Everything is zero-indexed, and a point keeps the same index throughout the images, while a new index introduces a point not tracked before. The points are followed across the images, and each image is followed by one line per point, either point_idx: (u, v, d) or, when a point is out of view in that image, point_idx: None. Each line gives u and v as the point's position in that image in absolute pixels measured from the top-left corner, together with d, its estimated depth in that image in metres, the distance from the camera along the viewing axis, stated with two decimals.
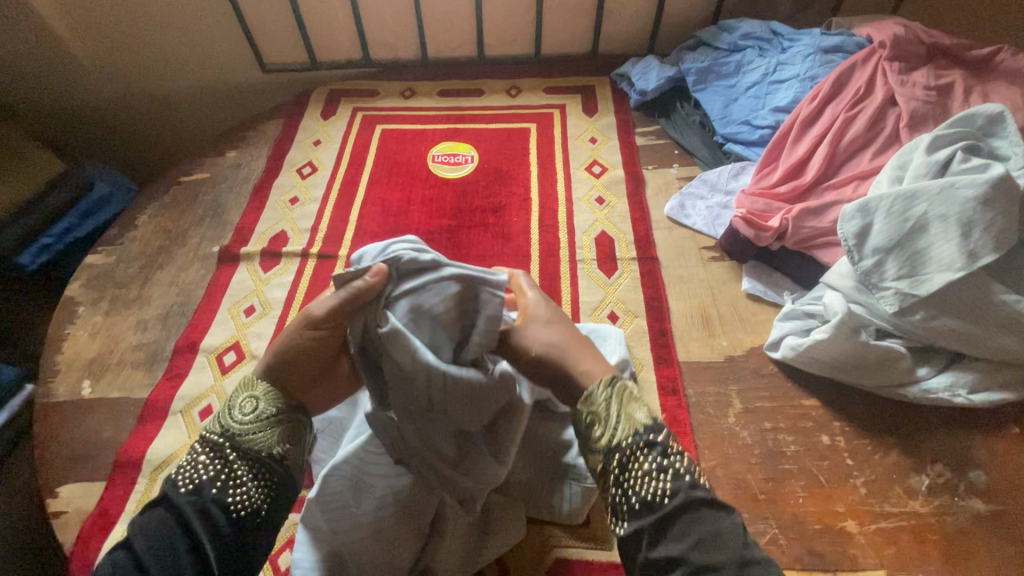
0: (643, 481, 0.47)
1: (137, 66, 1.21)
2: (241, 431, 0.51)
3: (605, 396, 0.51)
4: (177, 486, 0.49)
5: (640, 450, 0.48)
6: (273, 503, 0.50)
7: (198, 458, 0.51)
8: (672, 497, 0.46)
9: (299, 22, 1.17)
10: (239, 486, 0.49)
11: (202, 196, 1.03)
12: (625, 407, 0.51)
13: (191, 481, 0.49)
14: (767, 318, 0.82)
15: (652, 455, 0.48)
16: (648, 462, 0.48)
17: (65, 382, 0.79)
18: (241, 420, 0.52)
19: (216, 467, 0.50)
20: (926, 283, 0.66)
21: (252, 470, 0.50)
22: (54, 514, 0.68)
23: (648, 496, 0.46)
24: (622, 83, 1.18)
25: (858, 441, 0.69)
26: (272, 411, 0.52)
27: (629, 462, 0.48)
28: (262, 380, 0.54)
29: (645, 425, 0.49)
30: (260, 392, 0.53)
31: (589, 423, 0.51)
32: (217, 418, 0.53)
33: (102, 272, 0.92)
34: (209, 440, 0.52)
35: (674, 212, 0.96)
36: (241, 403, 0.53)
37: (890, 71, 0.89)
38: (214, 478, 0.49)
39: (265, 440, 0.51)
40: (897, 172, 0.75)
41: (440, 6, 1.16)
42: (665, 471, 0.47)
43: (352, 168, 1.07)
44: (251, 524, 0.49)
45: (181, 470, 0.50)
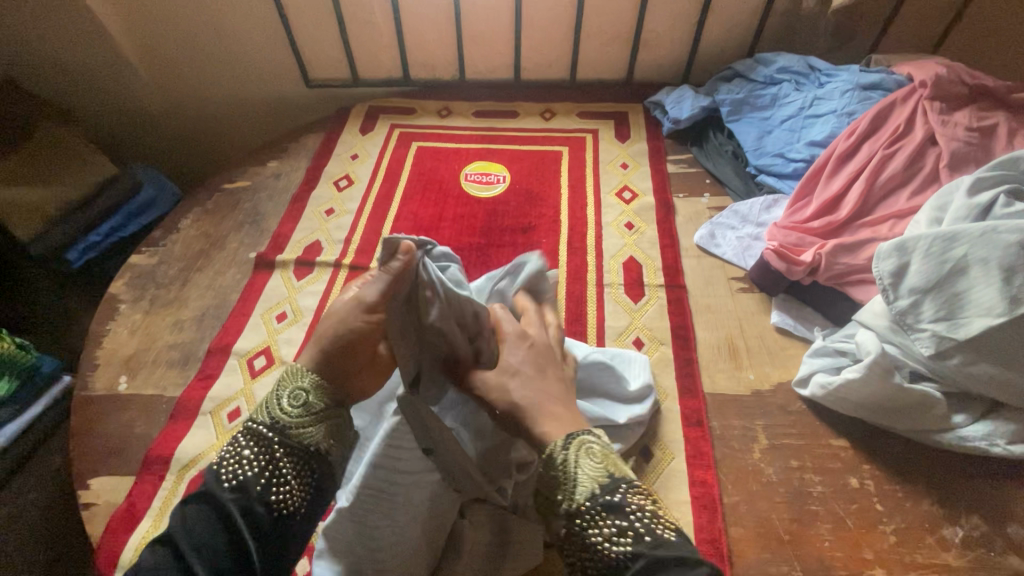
0: (603, 547, 0.44)
1: (191, 77, 1.27)
2: (290, 425, 0.51)
3: (561, 457, 0.47)
4: (221, 481, 0.48)
5: (599, 514, 0.44)
6: (311, 503, 0.50)
7: (242, 451, 0.50)
8: (633, 561, 0.42)
9: (344, 41, 1.21)
10: (284, 484, 0.49)
11: (242, 204, 1.06)
12: (582, 468, 0.46)
13: (235, 476, 0.48)
14: (796, 353, 0.81)
15: (610, 518, 0.44)
16: (607, 527, 0.44)
17: (104, 376, 0.82)
18: (290, 412, 0.51)
19: (261, 462, 0.49)
20: (965, 326, 0.64)
21: (296, 466, 0.50)
22: (84, 505, 0.70)
23: (611, 562, 0.43)
24: (656, 110, 1.19)
25: (889, 486, 0.67)
26: (321, 406, 0.52)
27: (588, 528, 0.44)
28: (308, 373, 0.54)
29: (603, 485, 0.45)
30: (309, 386, 0.53)
31: (549, 486, 0.47)
32: (262, 408, 0.53)
33: (144, 272, 0.95)
34: (255, 433, 0.51)
35: (704, 241, 0.95)
36: (288, 394, 0.52)
37: (931, 110, 0.88)
38: (259, 474, 0.48)
39: (311, 435, 0.51)
40: (937, 212, 0.74)
41: (481, 31, 1.20)
42: (625, 534, 0.43)
43: (387, 183, 1.10)
44: (290, 523, 0.49)
45: (225, 462, 0.49)
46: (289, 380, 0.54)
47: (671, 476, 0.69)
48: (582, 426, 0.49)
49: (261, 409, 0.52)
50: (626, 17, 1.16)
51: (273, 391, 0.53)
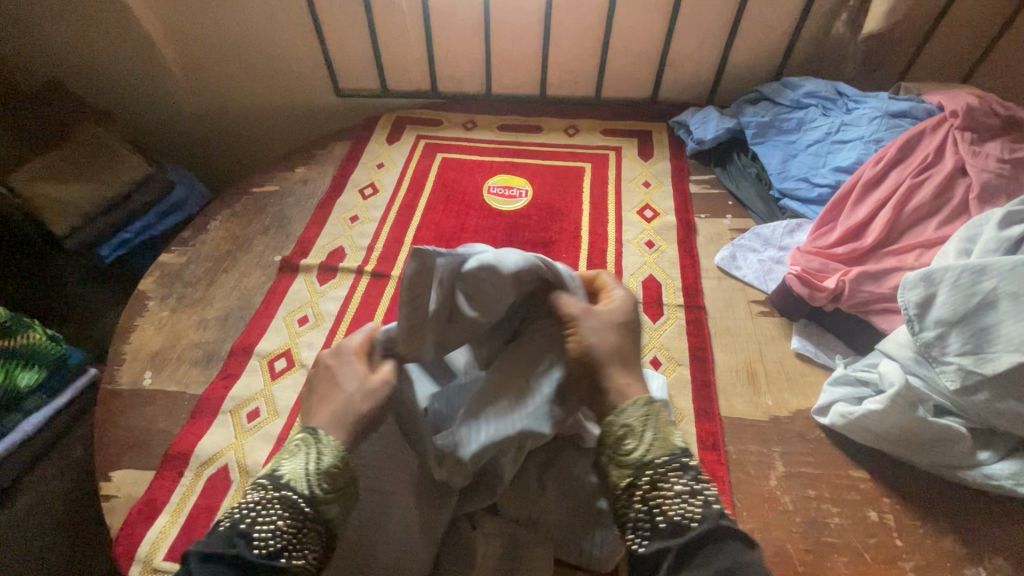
0: (672, 503, 0.45)
1: (227, 84, 1.32)
2: (326, 498, 0.46)
3: (641, 412, 0.48)
4: (252, 546, 0.43)
5: (671, 471, 0.46)
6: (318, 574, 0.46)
7: (272, 517, 0.44)
8: (700, 523, 0.43)
9: (376, 53, 1.24)
10: (302, 558, 0.44)
11: (270, 207, 1.09)
12: (659, 427, 0.48)
13: (264, 543, 0.43)
14: (816, 380, 0.80)
15: (684, 477, 0.45)
16: (678, 485, 0.45)
17: (129, 371, 0.84)
18: (326, 484, 0.47)
19: (290, 533, 0.44)
20: (993, 361, 0.63)
21: (320, 541, 0.46)
22: (104, 497, 0.71)
23: (676, 519, 0.44)
24: (680, 130, 1.20)
25: (909, 521, 0.66)
26: (350, 481, 0.49)
27: (658, 481, 0.46)
28: (340, 442, 0.49)
29: (680, 448, 0.47)
30: (345, 459, 0.48)
31: (619, 436, 0.48)
32: (300, 469, 0.47)
33: (173, 271, 0.98)
34: (291, 499, 0.45)
35: (725, 262, 0.95)
36: (320, 463, 0.47)
37: (961, 141, 0.87)
38: (285, 546, 0.44)
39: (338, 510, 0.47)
40: (966, 244, 0.73)
41: (509, 47, 1.22)
42: (696, 496, 0.44)
43: (411, 192, 1.11)
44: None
45: (259, 525, 0.44)
46: (328, 444, 0.49)
47: None
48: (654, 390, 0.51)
49: (292, 469, 0.47)
50: (653, 37, 1.18)
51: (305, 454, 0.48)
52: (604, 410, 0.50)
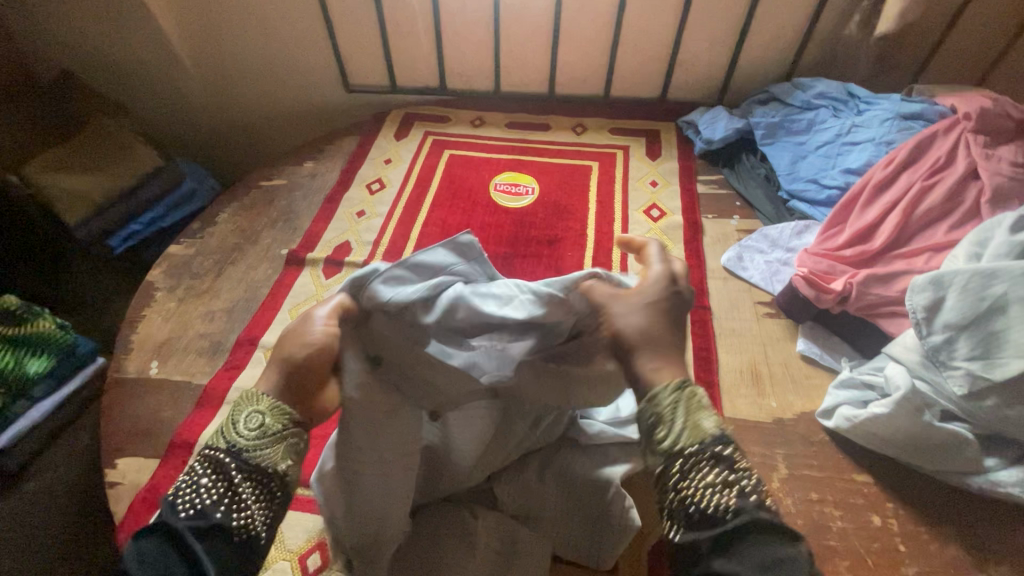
0: (704, 494, 0.41)
1: (239, 79, 1.32)
2: (249, 447, 0.44)
3: (672, 398, 0.44)
4: (174, 511, 0.41)
5: (703, 461, 0.42)
6: (271, 528, 0.44)
7: (197, 479, 0.43)
8: (735, 517, 0.40)
9: (385, 49, 1.25)
10: (244, 511, 0.42)
11: (278, 201, 1.10)
12: (689, 410, 0.44)
13: (190, 505, 0.41)
14: (821, 383, 0.79)
15: (717, 468, 0.42)
16: (712, 475, 0.42)
17: (136, 360, 0.85)
18: (247, 433, 0.44)
19: (219, 489, 0.42)
20: (1002, 367, 0.62)
21: (256, 489, 0.44)
22: (110, 483, 0.72)
23: (709, 510, 0.41)
24: (689, 130, 1.20)
25: (913, 526, 0.65)
26: (279, 426, 0.46)
27: (689, 470, 0.42)
28: (264, 393, 0.47)
29: (715, 436, 0.43)
30: (268, 404, 0.46)
31: (650, 420, 0.45)
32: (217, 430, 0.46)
33: (181, 262, 0.99)
34: (209, 455, 0.44)
35: (731, 263, 0.95)
36: (244, 415, 0.46)
37: (974, 144, 0.86)
38: (218, 502, 0.42)
39: (270, 456, 0.45)
40: (976, 248, 0.72)
41: (518, 45, 1.22)
42: (730, 487, 0.41)
43: (418, 188, 1.12)
44: (253, 553, 0.42)
45: (176, 489, 0.42)
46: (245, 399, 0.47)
47: None
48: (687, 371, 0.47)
49: (217, 433, 0.45)
50: (663, 36, 1.17)
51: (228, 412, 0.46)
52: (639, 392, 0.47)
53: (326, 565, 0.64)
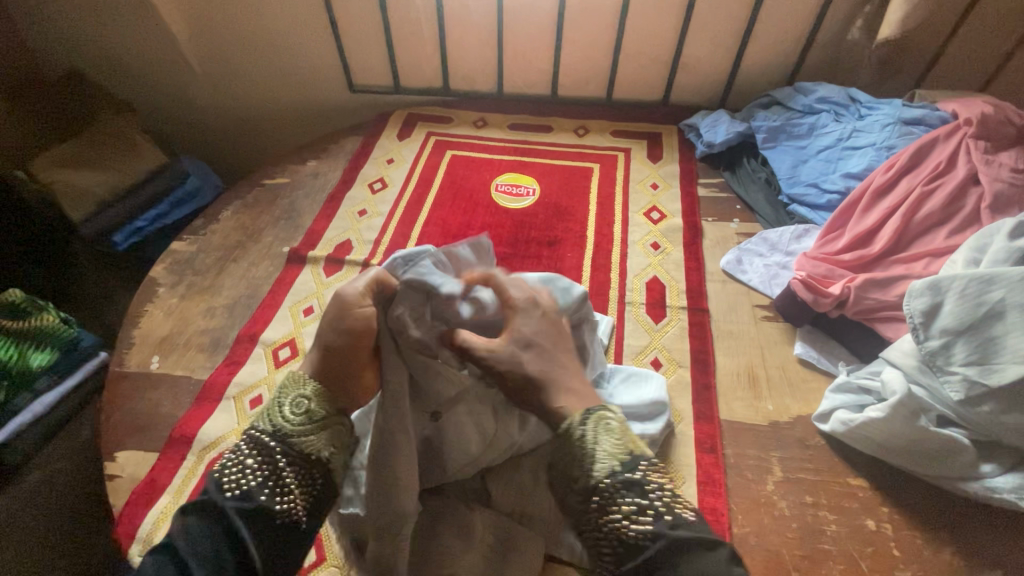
0: (622, 524, 0.46)
1: (243, 78, 1.34)
2: (293, 432, 0.53)
3: (583, 434, 0.51)
4: (224, 489, 0.49)
5: (619, 492, 0.48)
6: (311, 512, 0.51)
7: (245, 461, 0.51)
8: (654, 541, 0.45)
9: (389, 50, 1.26)
10: (286, 493, 0.50)
11: (280, 199, 1.10)
12: (599, 442, 0.50)
13: (237, 486, 0.49)
14: (818, 387, 0.79)
15: (631, 496, 0.47)
16: (627, 504, 0.47)
17: (137, 355, 0.85)
18: (292, 419, 0.53)
19: (264, 471, 0.50)
20: (999, 373, 0.62)
21: (296, 473, 0.51)
22: (109, 476, 0.73)
23: (630, 538, 0.46)
24: (690, 133, 1.20)
25: (907, 531, 0.65)
26: (321, 414, 0.54)
27: (608, 504, 0.48)
28: (310, 380, 0.56)
29: (625, 463, 0.49)
30: (311, 391, 0.55)
31: (568, 463, 0.51)
32: (265, 417, 0.54)
33: (183, 259, 0.99)
34: (258, 440, 0.53)
35: (730, 266, 0.95)
36: (290, 402, 0.55)
37: (974, 149, 0.86)
38: (262, 484, 0.50)
39: (312, 443, 0.53)
40: (975, 253, 0.72)
41: (521, 47, 1.23)
42: (646, 511, 0.46)
43: (420, 188, 1.12)
44: (292, 530, 0.49)
45: (228, 470, 0.51)
46: (290, 387, 0.56)
47: None
48: (594, 403, 0.54)
49: (265, 419, 0.54)
50: (665, 39, 1.17)
51: (277, 400, 0.55)
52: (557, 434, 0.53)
53: (322, 560, 0.65)
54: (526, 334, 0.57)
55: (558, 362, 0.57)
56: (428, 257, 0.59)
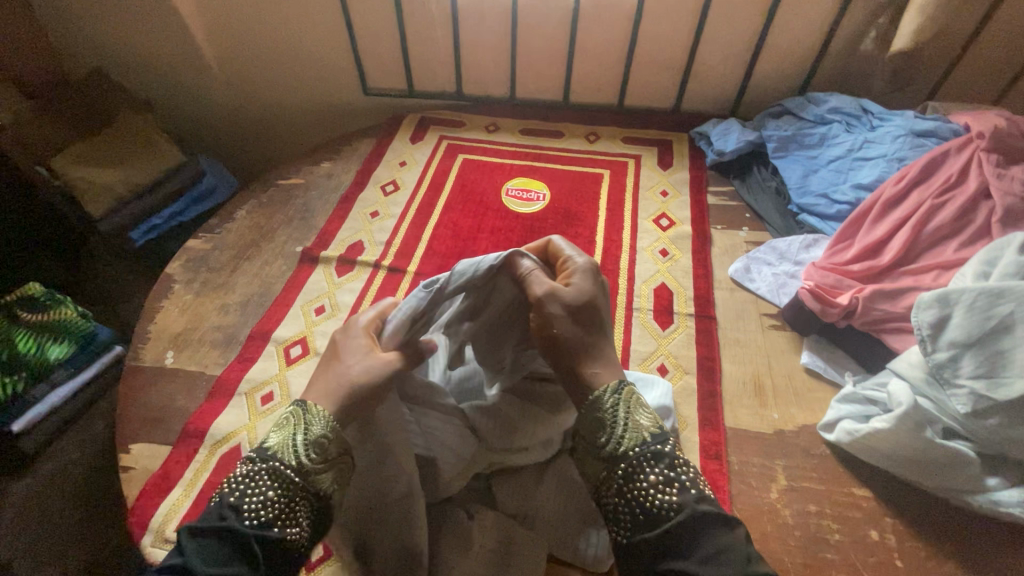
0: (648, 492, 0.48)
1: (260, 79, 1.36)
2: (313, 467, 0.51)
3: (612, 402, 0.53)
4: (242, 517, 0.47)
5: (645, 462, 0.50)
6: (311, 546, 0.51)
7: (267, 492, 0.49)
8: (677, 511, 0.46)
9: (404, 54, 1.27)
10: (298, 527, 0.50)
11: (294, 200, 1.12)
12: (632, 414, 0.53)
13: (257, 516, 0.48)
14: (824, 397, 0.79)
15: (658, 467, 0.49)
16: (653, 474, 0.49)
17: (152, 350, 0.87)
18: (313, 456, 0.52)
19: (283, 505, 0.49)
20: (1006, 386, 0.62)
21: (309, 509, 0.51)
22: (123, 468, 0.74)
23: (654, 507, 0.47)
24: (701, 141, 1.20)
25: (911, 542, 0.65)
26: (340, 452, 0.53)
27: (634, 473, 0.49)
28: (332, 416, 0.54)
29: (653, 436, 0.51)
30: (330, 430, 0.53)
31: (596, 428, 0.53)
32: (282, 445, 0.52)
33: (199, 256, 1.01)
34: (279, 471, 0.50)
35: (739, 274, 0.95)
36: (312, 435, 0.52)
37: (986, 163, 0.86)
38: (281, 517, 0.49)
39: (327, 481, 0.52)
40: (985, 267, 0.72)
41: (534, 53, 1.24)
42: (670, 484, 0.48)
43: (431, 191, 1.14)
44: (298, 563, 0.49)
45: (247, 497, 0.49)
46: (312, 418, 0.54)
47: None
48: (625, 376, 0.56)
49: (284, 448, 0.52)
50: (678, 47, 1.18)
51: (297, 429, 0.53)
52: (587, 399, 0.55)
53: (328, 556, 0.66)
54: (586, 291, 0.58)
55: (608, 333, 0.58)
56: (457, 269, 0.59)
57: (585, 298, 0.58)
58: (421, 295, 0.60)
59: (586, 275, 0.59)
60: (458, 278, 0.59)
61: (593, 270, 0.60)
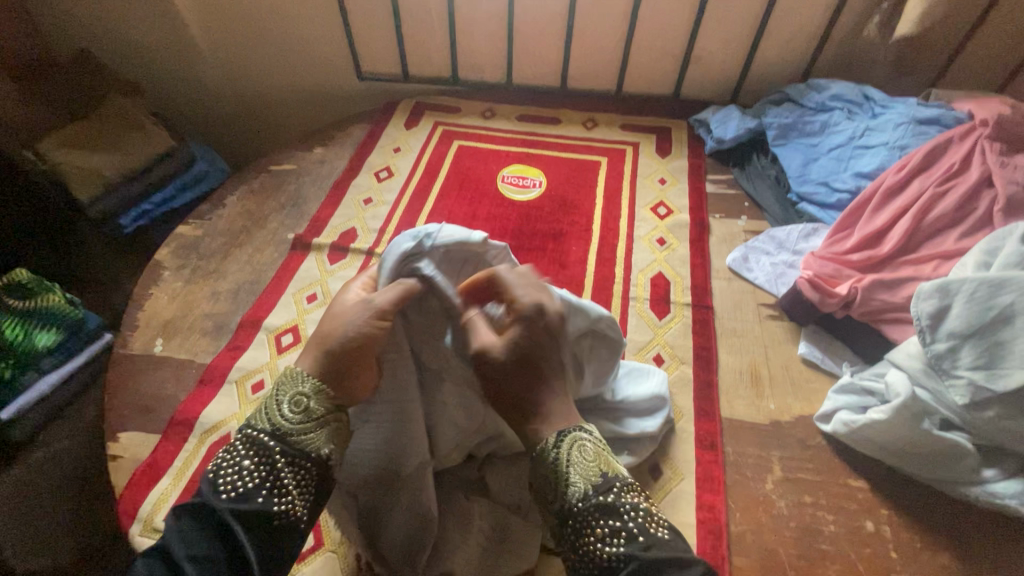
0: (597, 547, 0.47)
1: (252, 62, 1.33)
2: (291, 431, 0.51)
3: (555, 456, 0.51)
4: (218, 491, 0.48)
5: (592, 515, 0.48)
6: (309, 512, 0.51)
7: (243, 462, 0.49)
8: (625, 563, 0.45)
9: (398, 39, 1.25)
10: (285, 494, 0.49)
11: (286, 186, 1.10)
12: (574, 465, 0.51)
13: (234, 487, 0.48)
14: (821, 387, 0.79)
15: (604, 518, 0.48)
16: (601, 527, 0.47)
17: (141, 338, 0.86)
18: (290, 419, 0.52)
19: (262, 473, 0.49)
20: (1005, 378, 0.61)
21: (296, 472, 0.50)
22: (111, 457, 0.73)
23: (604, 563, 0.46)
24: (700, 128, 1.19)
25: (906, 534, 0.65)
26: (322, 411, 0.53)
27: (582, 528, 0.48)
28: (308, 377, 0.54)
29: (597, 486, 0.49)
30: (310, 390, 0.53)
31: (546, 485, 0.52)
32: (261, 413, 0.53)
33: (189, 243, 1.00)
34: (254, 440, 0.51)
35: (737, 263, 0.94)
36: (289, 400, 0.52)
37: (990, 151, 0.84)
38: (260, 485, 0.48)
39: (312, 441, 0.52)
40: (986, 256, 0.71)
41: (532, 37, 1.21)
42: (618, 535, 0.46)
43: (426, 177, 1.12)
44: (295, 530, 0.49)
45: (222, 470, 0.49)
46: (289, 382, 0.54)
47: (679, 496, 0.68)
48: (573, 423, 0.54)
49: (262, 417, 0.52)
50: (678, 32, 1.16)
51: (274, 397, 0.53)
52: (534, 453, 0.53)
53: (319, 545, 0.64)
54: (518, 347, 0.54)
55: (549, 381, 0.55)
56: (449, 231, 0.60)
57: (517, 355, 0.54)
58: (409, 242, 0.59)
59: (522, 323, 0.55)
60: (446, 236, 0.60)
61: (534, 317, 0.55)
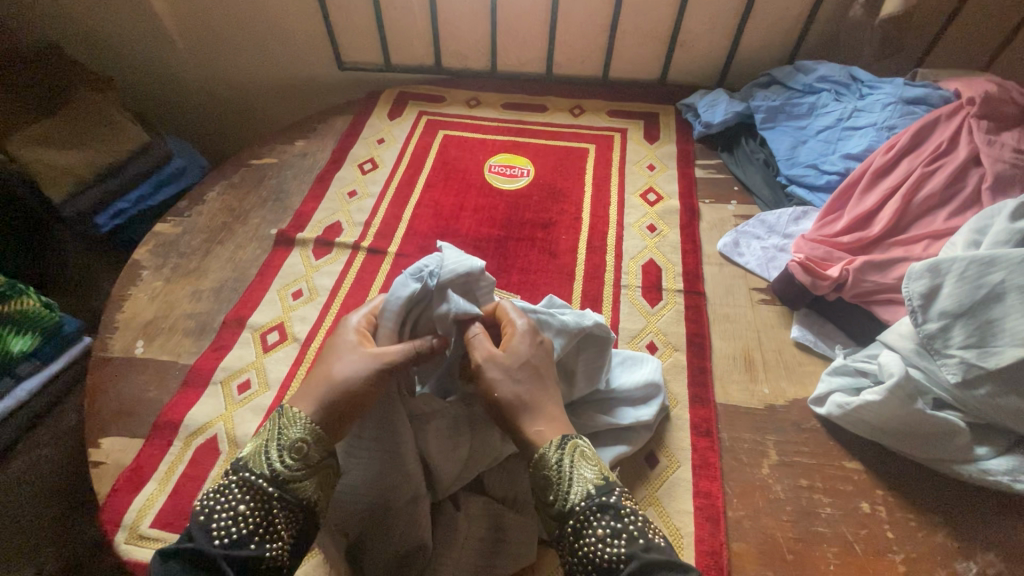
0: (596, 548, 0.47)
1: (228, 54, 1.29)
2: (288, 478, 0.51)
3: (556, 457, 0.51)
4: (210, 537, 0.47)
5: (592, 515, 0.48)
6: (294, 559, 0.51)
7: (238, 508, 0.49)
8: (625, 564, 0.45)
9: (379, 27, 1.22)
10: (276, 540, 0.49)
11: (268, 179, 1.08)
12: (577, 467, 0.51)
13: (226, 533, 0.47)
14: (814, 369, 0.79)
15: (605, 520, 0.48)
16: (601, 528, 0.48)
17: (121, 340, 0.83)
18: (287, 465, 0.51)
19: (256, 520, 0.49)
20: (997, 355, 0.61)
21: (287, 519, 0.51)
22: (93, 463, 0.71)
23: (603, 563, 0.46)
24: (688, 113, 1.17)
25: (901, 514, 0.65)
26: (318, 459, 0.53)
27: (582, 529, 0.48)
28: (308, 422, 0.53)
29: (598, 487, 0.50)
30: (309, 434, 0.53)
31: (544, 486, 0.51)
32: (258, 456, 0.52)
33: (168, 241, 0.97)
34: (250, 483, 0.50)
35: (727, 248, 0.93)
36: (287, 445, 0.52)
37: (977, 129, 0.84)
38: (253, 532, 0.48)
39: (308, 489, 0.52)
40: (976, 235, 0.71)
41: (516, 23, 1.19)
42: (618, 536, 0.47)
43: (411, 169, 1.09)
44: None
45: (216, 515, 0.48)
46: (288, 424, 0.53)
47: (676, 484, 0.68)
48: (569, 431, 0.54)
49: (258, 460, 0.52)
50: (664, 15, 1.14)
51: (273, 440, 0.53)
52: (532, 453, 0.53)
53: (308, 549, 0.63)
54: (523, 353, 0.57)
55: (546, 384, 0.57)
56: (446, 269, 0.60)
57: (523, 359, 0.57)
58: (411, 285, 0.59)
59: (524, 335, 0.59)
60: (448, 270, 0.60)
61: (533, 331, 0.60)
